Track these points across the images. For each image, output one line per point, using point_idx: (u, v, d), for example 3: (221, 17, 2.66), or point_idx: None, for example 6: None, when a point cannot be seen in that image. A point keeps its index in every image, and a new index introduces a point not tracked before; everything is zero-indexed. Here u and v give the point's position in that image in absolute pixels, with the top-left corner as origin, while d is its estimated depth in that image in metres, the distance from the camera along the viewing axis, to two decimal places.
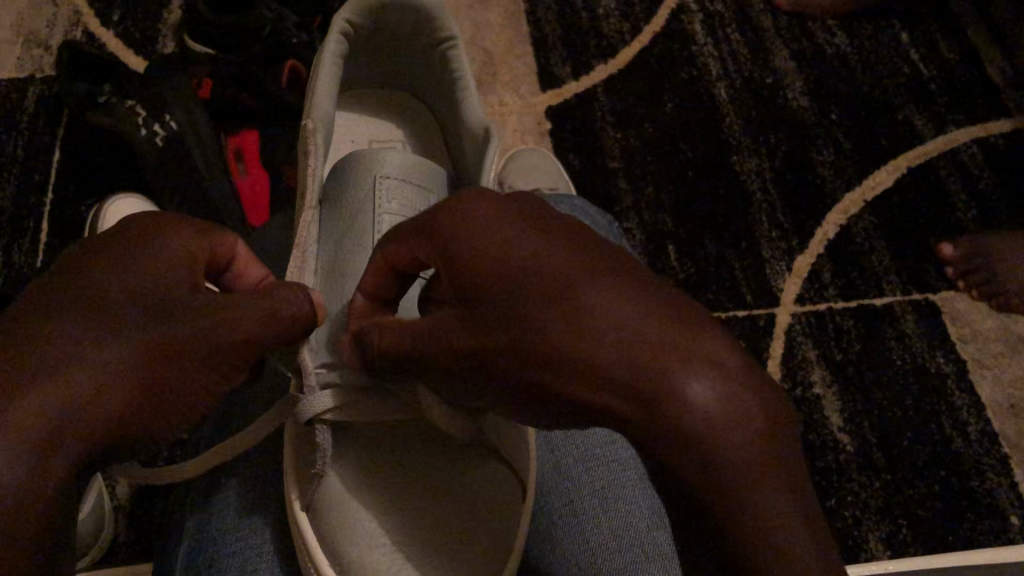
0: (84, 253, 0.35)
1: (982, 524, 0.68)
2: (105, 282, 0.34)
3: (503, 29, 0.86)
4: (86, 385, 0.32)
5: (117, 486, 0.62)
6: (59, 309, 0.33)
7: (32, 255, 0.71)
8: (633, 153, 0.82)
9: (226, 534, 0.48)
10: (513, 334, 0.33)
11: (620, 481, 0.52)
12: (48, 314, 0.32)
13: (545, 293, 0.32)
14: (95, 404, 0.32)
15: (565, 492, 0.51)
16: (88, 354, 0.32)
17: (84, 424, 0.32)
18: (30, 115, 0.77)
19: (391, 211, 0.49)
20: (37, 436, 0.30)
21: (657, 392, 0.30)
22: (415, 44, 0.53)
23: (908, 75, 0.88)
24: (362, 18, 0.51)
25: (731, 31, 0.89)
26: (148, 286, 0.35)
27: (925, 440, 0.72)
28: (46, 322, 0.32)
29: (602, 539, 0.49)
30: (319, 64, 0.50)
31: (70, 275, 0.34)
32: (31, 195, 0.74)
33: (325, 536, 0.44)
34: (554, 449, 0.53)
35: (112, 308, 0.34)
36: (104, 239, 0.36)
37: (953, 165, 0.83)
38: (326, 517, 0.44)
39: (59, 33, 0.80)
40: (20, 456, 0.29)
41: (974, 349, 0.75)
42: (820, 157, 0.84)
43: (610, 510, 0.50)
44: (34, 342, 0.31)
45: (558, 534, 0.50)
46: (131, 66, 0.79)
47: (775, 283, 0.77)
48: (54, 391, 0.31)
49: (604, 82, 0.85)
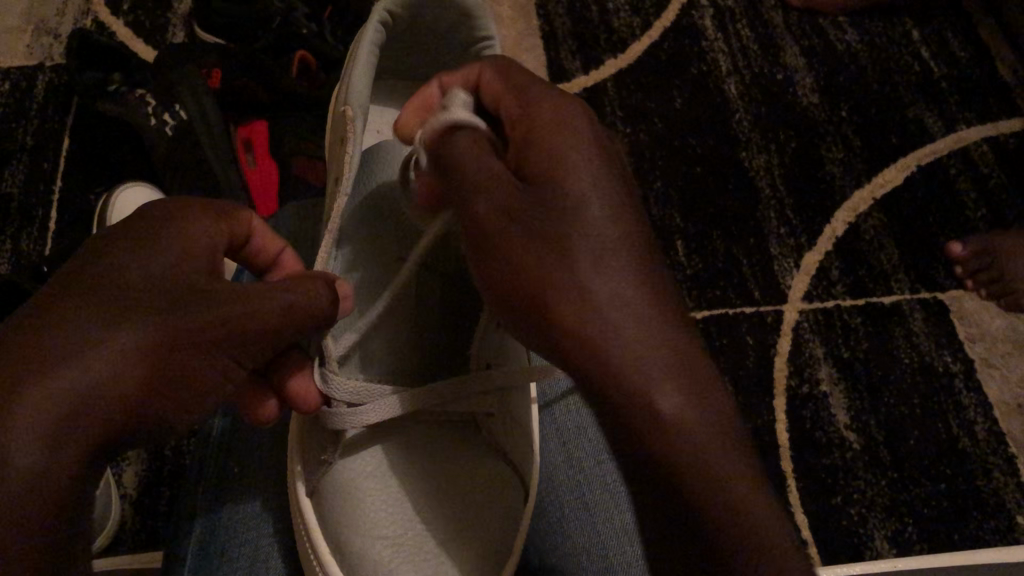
0: (122, 231, 0.36)
1: (987, 525, 0.68)
2: (138, 262, 0.35)
3: (513, 22, 0.86)
4: (120, 355, 0.32)
5: (123, 474, 0.62)
6: (96, 283, 0.33)
7: (41, 244, 0.71)
8: (642, 146, 0.82)
9: (239, 522, 0.48)
10: (568, 203, 0.35)
11: None
12: (86, 289, 0.33)
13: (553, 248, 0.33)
14: (129, 375, 0.32)
15: (575, 481, 0.51)
16: (123, 325, 0.32)
17: (118, 394, 0.32)
18: (40, 104, 0.77)
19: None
20: (69, 406, 0.31)
21: (668, 326, 0.33)
22: (449, 41, 0.53)
23: (918, 73, 0.88)
24: (404, 9, 0.50)
25: (742, 26, 0.89)
26: (178, 269, 0.36)
27: (932, 439, 0.71)
28: (82, 295, 0.33)
29: (613, 534, 0.49)
30: (360, 48, 0.48)
31: (108, 250, 0.35)
32: (40, 181, 0.74)
33: (332, 532, 0.43)
34: (565, 440, 0.53)
35: (144, 285, 0.34)
36: (144, 219, 0.37)
37: (963, 163, 0.83)
38: (331, 503, 0.44)
39: (70, 21, 0.80)
40: (50, 416, 0.30)
41: (982, 348, 0.75)
42: (830, 154, 0.83)
43: (621, 504, 0.50)
44: (72, 312, 0.32)
45: (569, 525, 0.49)
46: (140, 54, 0.79)
47: (783, 279, 0.77)
48: (91, 360, 0.31)
49: (614, 77, 0.85)
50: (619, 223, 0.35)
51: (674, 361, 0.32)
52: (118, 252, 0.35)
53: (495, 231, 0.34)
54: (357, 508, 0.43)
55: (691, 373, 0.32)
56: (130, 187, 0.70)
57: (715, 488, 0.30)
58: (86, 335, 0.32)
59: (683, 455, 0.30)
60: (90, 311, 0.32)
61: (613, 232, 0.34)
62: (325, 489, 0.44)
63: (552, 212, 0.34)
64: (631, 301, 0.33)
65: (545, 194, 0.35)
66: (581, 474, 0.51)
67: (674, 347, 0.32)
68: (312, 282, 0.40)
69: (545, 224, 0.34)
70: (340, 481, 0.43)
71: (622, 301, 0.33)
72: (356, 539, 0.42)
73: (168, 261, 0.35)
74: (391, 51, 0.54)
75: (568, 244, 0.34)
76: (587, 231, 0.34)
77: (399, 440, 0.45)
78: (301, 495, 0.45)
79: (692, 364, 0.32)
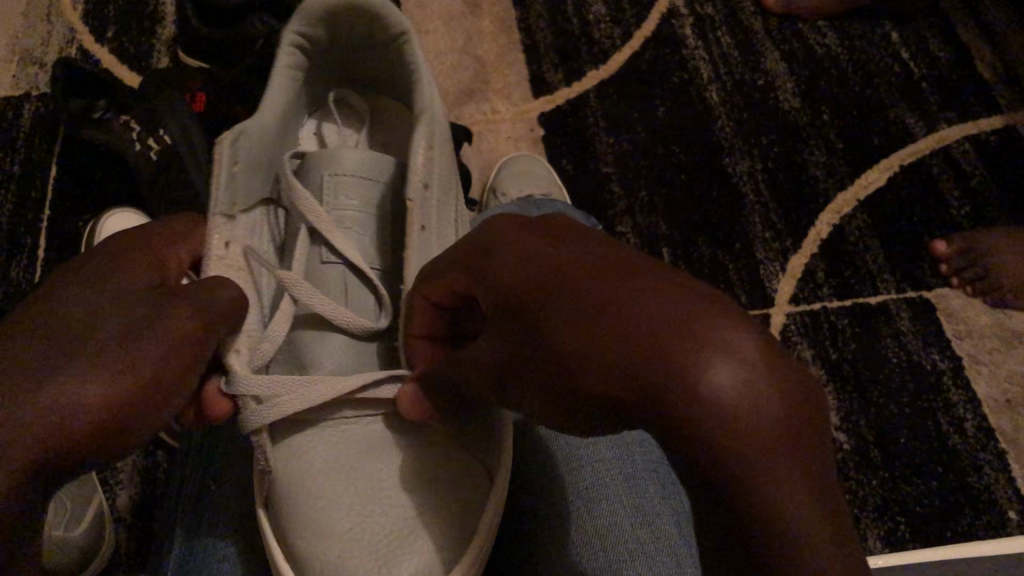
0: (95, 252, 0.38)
1: (980, 521, 0.68)
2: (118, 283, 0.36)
3: (495, 38, 0.87)
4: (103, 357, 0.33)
5: (117, 499, 0.63)
6: (86, 295, 0.35)
7: (30, 272, 0.72)
8: (625, 156, 0.83)
9: (213, 553, 0.49)
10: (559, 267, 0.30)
11: (603, 480, 0.51)
12: (78, 298, 0.34)
13: (574, 300, 0.29)
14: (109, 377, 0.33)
15: (550, 489, 0.51)
16: (108, 332, 0.34)
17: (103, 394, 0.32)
18: (27, 133, 0.78)
19: None
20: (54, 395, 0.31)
21: (731, 342, 0.26)
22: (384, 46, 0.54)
23: (898, 74, 0.89)
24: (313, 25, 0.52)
25: (721, 33, 0.89)
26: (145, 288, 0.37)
27: (921, 436, 0.72)
28: (76, 304, 0.34)
29: (583, 540, 0.48)
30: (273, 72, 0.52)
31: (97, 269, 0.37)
32: (29, 210, 0.74)
33: (286, 545, 0.44)
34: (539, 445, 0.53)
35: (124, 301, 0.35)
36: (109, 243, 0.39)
37: (946, 162, 0.83)
38: (280, 518, 0.44)
39: (55, 50, 0.81)
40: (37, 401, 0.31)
41: (969, 345, 0.75)
42: (812, 157, 0.84)
43: (593, 510, 0.49)
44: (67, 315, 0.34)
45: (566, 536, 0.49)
46: (125, 80, 0.80)
47: (769, 283, 0.77)
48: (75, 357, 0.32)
49: (595, 87, 0.85)
50: (629, 273, 0.29)
51: (743, 364, 0.25)
52: (105, 275, 0.36)
53: (519, 304, 0.31)
54: (301, 517, 0.43)
55: (743, 368, 0.25)
56: (116, 213, 0.71)
57: (794, 498, 0.24)
58: (75, 338, 0.33)
59: (755, 483, 0.24)
60: (79, 318, 0.34)
61: (634, 280, 0.28)
62: (276, 509, 0.45)
63: (577, 280, 0.29)
64: (643, 333, 0.27)
65: (526, 291, 0.31)
66: (556, 481, 0.51)
67: (715, 349, 0.25)
68: (224, 288, 0.42)
69: (559, 297, 0.29)
70: (283, 494, 0.44)
71: (633, 335, 0.27)
72: (304, 551, 0.42)
73: (138, 283, 0.37)
74: (323, 68, 0.56)
75: (564, 309, 0.29)
76: (605, 287, 0.28)
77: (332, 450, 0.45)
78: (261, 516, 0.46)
79: (737, 354, 0.25)
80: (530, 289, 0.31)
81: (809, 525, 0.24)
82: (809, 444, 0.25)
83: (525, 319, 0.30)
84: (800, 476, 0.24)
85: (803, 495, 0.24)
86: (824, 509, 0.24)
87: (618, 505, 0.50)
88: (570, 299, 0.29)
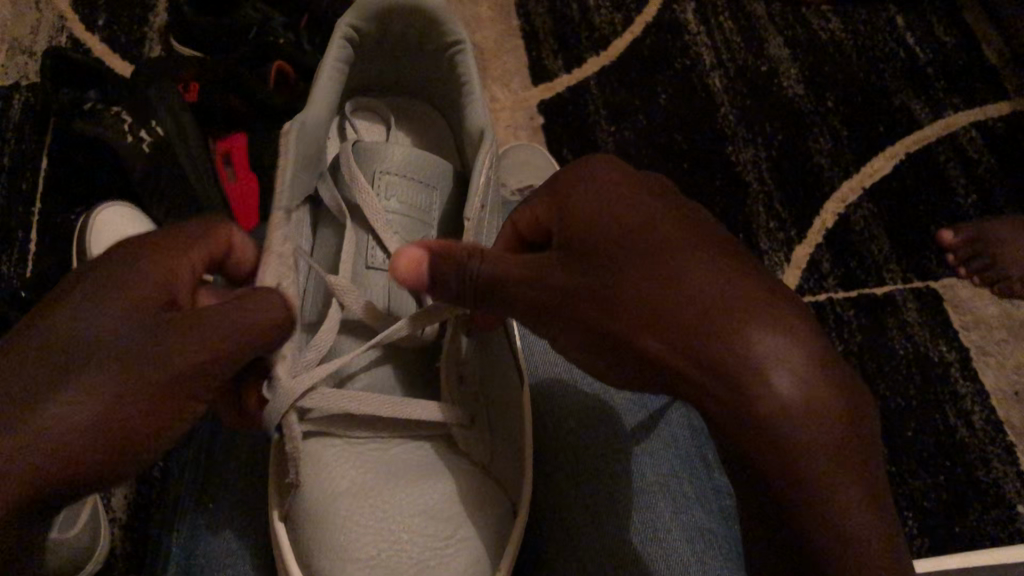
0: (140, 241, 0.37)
1: (989, 516, 0.67)
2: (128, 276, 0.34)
3: (493, 24, 0.86)
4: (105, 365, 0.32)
5: (112, 500, 0.62)
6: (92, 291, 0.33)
7: (21, 268, 0.70)
8: (626, 145, 0.81)
9: (211, 562, 0.48)
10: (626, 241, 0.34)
11: (636, 460, 0.52)
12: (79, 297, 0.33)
13: (645, 278, 0.33)
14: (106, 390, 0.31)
15: (583, 470, 0.51)
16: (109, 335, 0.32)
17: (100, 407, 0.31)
18: (16, 124, 0.76)
19: (394, 210, 0.49)
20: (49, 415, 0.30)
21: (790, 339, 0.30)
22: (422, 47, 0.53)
23: (904, 59, 0.87)
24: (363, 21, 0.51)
25: (724, 18, 0.88)
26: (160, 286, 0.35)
27: (929, 430, 0.71)
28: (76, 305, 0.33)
29: (631, 522, 0.49)
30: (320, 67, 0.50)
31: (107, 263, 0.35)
32: (20, 204, 0.73)
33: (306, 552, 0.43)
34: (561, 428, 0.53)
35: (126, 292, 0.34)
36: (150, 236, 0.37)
37: (953, 149, 0.82)
38: (302, 528, 0.43)
39: (44, 39, 0.80)
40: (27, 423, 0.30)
41: (977, 336, 0.74)
42: (817, 145, 0.83)
43: (635, 490, 0.50)
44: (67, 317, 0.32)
45: (581, 537, 0.49)
46: (116, 70, 0.78)
47: (774, 274, 0.76)
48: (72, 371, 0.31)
49: (595, 74, 0.84)
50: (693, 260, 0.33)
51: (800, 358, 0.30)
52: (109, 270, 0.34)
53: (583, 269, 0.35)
54: (322, 528, 0.42)
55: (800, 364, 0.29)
56: (107, 206, 0.69)
57: (840, 486, 0.28)
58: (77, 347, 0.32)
59: (804, 464, 0.29)
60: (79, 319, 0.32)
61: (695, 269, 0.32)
62: (296, 517, 0.44)
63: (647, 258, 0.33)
64: (708, 320, 0.31)
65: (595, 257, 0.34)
66: (589, 460, 0.51)
67: (775, 339, 0.30)
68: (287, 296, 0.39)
69: (629, 272, 0.33)
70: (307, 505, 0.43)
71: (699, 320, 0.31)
72: (327, 563, 0.42)
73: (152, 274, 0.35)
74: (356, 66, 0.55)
75: (634, 284, 0.33)
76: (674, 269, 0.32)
77: (357, 462, 0.45)
78: (276, 522, 0.45)
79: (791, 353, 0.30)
80: (595, 259, 0.34)
81: (851, 510, 0.28)
82: (849, 428, 0.29)
83: (589, 284, 0.34)
84: (839, 462, 0.29)
85: (845, 474, 0.29)
86: (864, 493, 0.29)
87: (656, 483, 0.51)
88: (641, 274, 0.33)
